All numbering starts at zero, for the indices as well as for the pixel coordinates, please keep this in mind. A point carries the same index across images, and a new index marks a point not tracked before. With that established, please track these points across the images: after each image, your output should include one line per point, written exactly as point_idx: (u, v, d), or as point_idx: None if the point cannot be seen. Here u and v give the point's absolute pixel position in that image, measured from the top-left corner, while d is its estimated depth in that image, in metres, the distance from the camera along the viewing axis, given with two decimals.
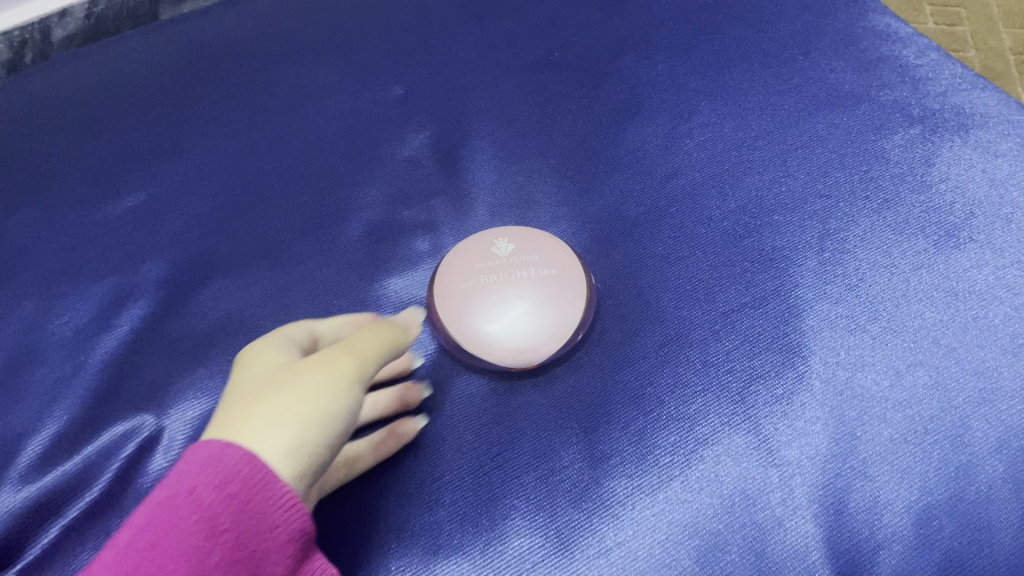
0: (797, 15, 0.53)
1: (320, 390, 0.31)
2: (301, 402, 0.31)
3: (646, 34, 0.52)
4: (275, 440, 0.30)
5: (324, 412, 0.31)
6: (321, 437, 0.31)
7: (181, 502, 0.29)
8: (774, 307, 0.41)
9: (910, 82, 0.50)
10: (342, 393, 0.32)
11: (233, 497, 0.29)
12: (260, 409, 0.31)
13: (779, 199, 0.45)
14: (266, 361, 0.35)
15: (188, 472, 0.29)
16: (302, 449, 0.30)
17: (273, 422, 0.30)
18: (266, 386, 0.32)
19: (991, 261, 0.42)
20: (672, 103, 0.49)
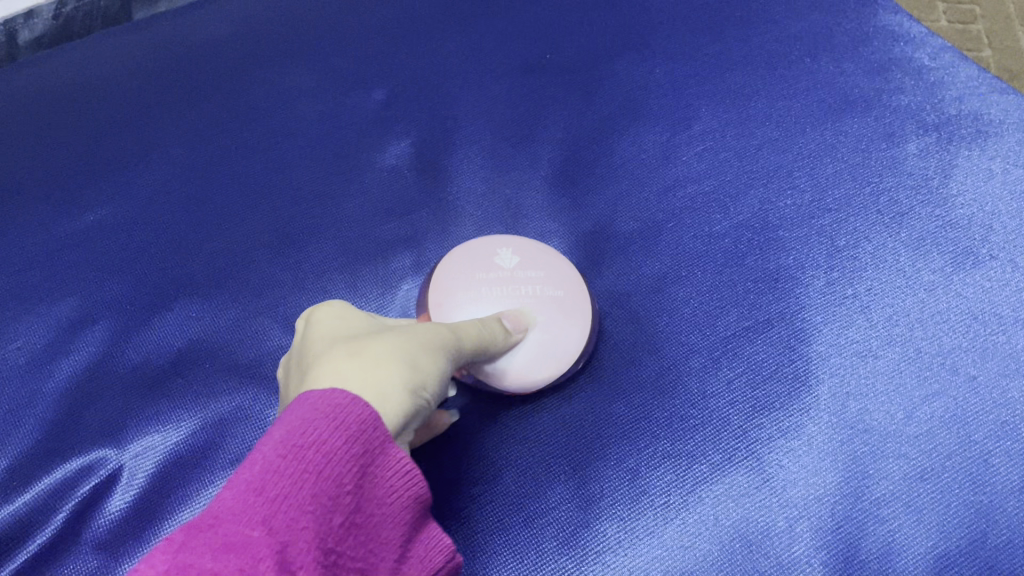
0: (804, 14, 0.50)
1: (420, 346, 0.30)
2: (405, 349, 0.29)
3: (644, 35, 0.49)
4: (388, 381, 0.28)
5: (430, 365, 0.29)
6: (426, 391, 0.29)
7: (310, 454, 0.24)
8: (779, 332, 0.38)
9: (925, 86, 0.47)
10: (441, 354, 0.30)
11: (359, 457, 0.24)
12: (365, 351, 0.29)
13: (784, 214, 0.42)
14: (334, 320, 0.33)
15: (314, 419, 0.24)
16: (413, 394, 0.28)
17: (383, 365, 0.28)
18: (360, 337, 0.30)
19: (1011, 283, 0.39)
20: (671, 109, 0.46)
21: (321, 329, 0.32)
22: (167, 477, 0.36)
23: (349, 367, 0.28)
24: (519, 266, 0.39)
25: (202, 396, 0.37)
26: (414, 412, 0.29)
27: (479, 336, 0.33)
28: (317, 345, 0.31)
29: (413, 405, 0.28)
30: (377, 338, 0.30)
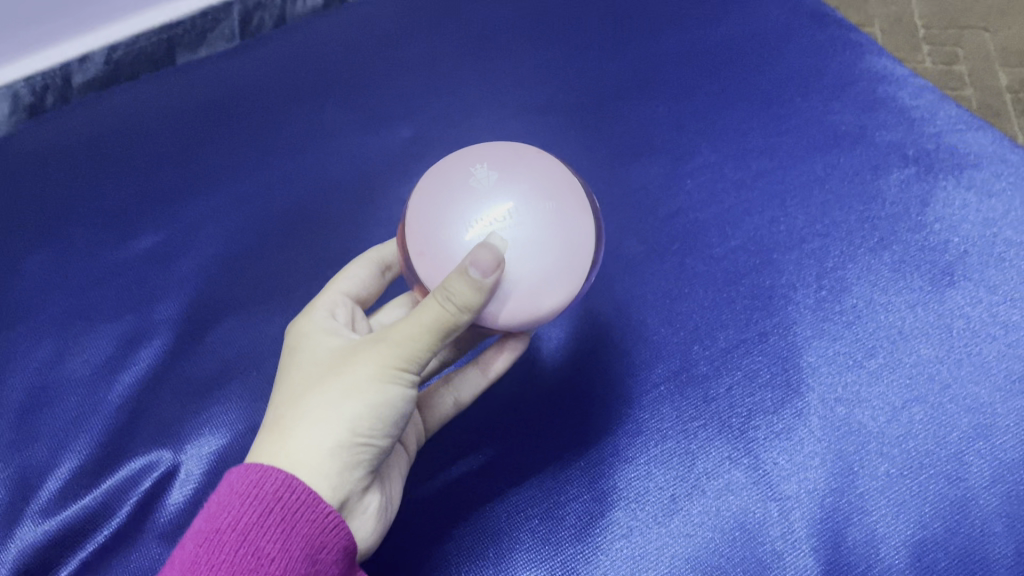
0: (795, 57, 0.54)
1: (338, 402, 0.32)
2: (323, 412, 0.31)
3: (648, 77, 0.53)
4: (304, 452, 0.31)
5: (342, 423, 0.31)
6: (351, 441, 0.32)
7: (227, 538, 0.30)
8: (773, 344, 0.42)
9: (906, 123, 0.51)
10: (364, 395, 0.31)
11: (276, 522, 0.30)
12: (298, 413, 0.32)
13: (778, 238, 0.46)
14: (302, 354, 0.35)
15: (228, 502, 0.30)
16: (335, 456, 0.32)
17: (303, 433, 0.32)
18: (304, 384, 0.33)
19: (986, 299, 0.43)
20: (674, 145, 0.50)
21: (299, 349, 0.36)
22: (219, 474, 0.40)
23: (282, 437, 0.32)
24: (502, 227, 0.33)
25: (249, 403, 0.41)
26: (348, 460, 0.32)
27: (423, 346, 0.31)
28: (288, 378, 0.34)
29: (335, 465, 0.32)
30: (309, 394, 0.32)
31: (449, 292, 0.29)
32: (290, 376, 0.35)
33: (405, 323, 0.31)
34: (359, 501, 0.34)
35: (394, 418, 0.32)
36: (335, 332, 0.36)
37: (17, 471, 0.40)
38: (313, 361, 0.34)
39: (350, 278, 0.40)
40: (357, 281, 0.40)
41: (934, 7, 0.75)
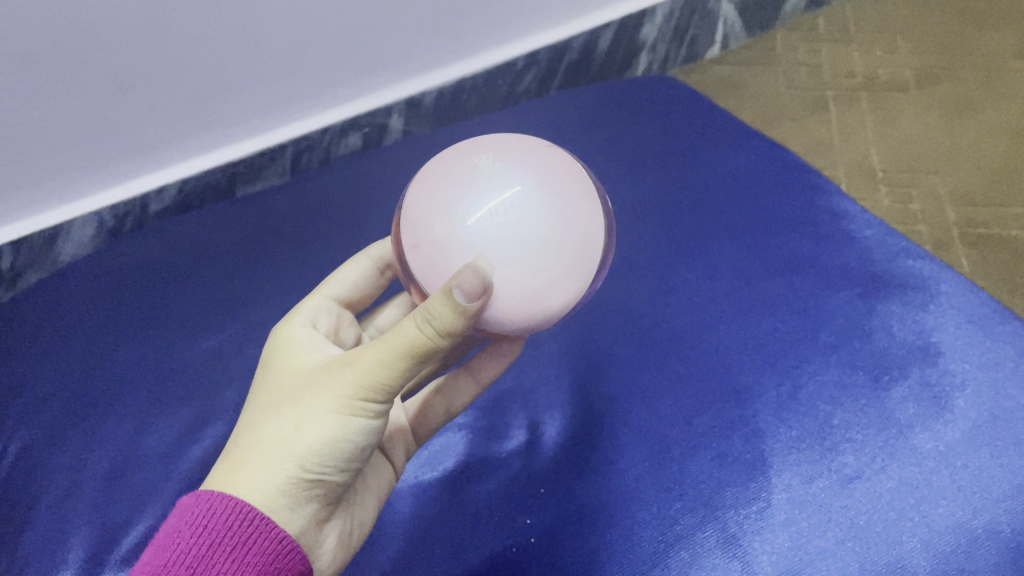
0: (759, 198, 0.65)
1: (290, 437, 0.35)
2: (278, 447, 0.35)
3: (634, 214, 0.64)
4: (260, 486, 0.35)
5: (292, 458, 0.35)
6: (301, 475, 0.35)
7: (176, 567, 0.33)
8: (740, 429, 0.50)
9: (853, 250, 0.61)
10: (316, 429, 0.35)
11: (225, 547, 0.34)
12: (256, 446, 0.36)
13: (745, 342, 0.54)
14: (278, 376, 0.39)
15: (179, 533, 0.34)
16: (285, 490, 0.35)
17: (259, 463, 0.35)
18: (268, 413, 0.37)
19: (918, 394, 0.51)
20: (657, 266, 0.60)
21: (281, 352, 0.41)
22: None
23: (240, 470, 0.36)
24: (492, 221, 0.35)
25: None
26: (299, 493, 0.36)
27: (388, 372, 0.34)
28: (258, 399, 0.39)
29: (285, 498, 0.36)
30: (269, 420, 0.36)
31: (431, 317, 0.32)
32: (263, 393, 0.39)
33: (371, 355, 0.34)
34: (318, 536, 0.39)
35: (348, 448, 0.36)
36: (309, 352, 0.40)
37: (103, 528, 0.47)
38: (281, 386, 0.38)
39: (339, 282, 0.47)
40: (342, 288, 0.47)
41: (892, 157, 0.86)
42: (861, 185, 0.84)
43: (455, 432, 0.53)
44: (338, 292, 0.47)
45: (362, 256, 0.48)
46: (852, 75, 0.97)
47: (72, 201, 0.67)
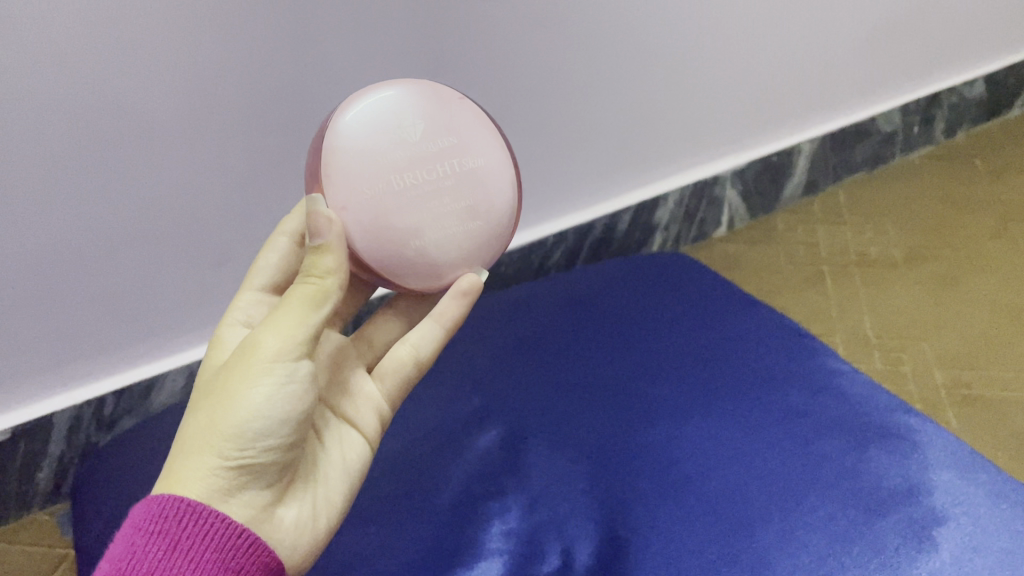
0: (760, 357, 0.75)
1: (213, 427, 0.42)
2: (202, 441, 0.42)
3: (652, 371, 0.74)
4: (193, 480, 0.41)
5: (216, 440, 0.42)
6: (228, 457, 0.42)
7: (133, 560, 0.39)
8: (748, 558, 0.57)
9: (844, 404, 0.69)
10: (231, 411, 0.42)
11: (178, 541, 0.40)
12: (185, 449, 0.42)
13: (751, 482, 0.62)
14: (202, 388, 0.47)
15: (135, 539, 0.40)
16: (214, 479, 0.41)
17: (190, 455, 0.42)
18: (192, 416, 0.44)
19: (906, 528, 0.59)
20: (673, 414, 0.69)
21: (214, 357, 0.52)
22: None
23: (179, 472, 0.42)
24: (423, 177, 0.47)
25: None
26: (233, 478, 0.42)
27: (286, 330, 0.43)
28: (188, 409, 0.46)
29: (217, 483, 0.42)
30: (196, 414, 0.43)
31: (315, 269, 0.44)
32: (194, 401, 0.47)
33: (275, 321, 0.43)
34: (272, 521, 0.44)
35: (272, 425, 0.42)
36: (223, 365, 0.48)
37: None
38: (203, 392, 0.45)
39: (264, 271, 0.57)
40: (265, 275, 0.56)
41: (885, 325, 0.96)
42: (857, 349, 0.94)
43: (494, 557, 0.59)
44: (263, 283, 0.56)
45: (278, 239, 0.56)
46: (845, 252, 1.09)
47: (170, 353, 0.79)
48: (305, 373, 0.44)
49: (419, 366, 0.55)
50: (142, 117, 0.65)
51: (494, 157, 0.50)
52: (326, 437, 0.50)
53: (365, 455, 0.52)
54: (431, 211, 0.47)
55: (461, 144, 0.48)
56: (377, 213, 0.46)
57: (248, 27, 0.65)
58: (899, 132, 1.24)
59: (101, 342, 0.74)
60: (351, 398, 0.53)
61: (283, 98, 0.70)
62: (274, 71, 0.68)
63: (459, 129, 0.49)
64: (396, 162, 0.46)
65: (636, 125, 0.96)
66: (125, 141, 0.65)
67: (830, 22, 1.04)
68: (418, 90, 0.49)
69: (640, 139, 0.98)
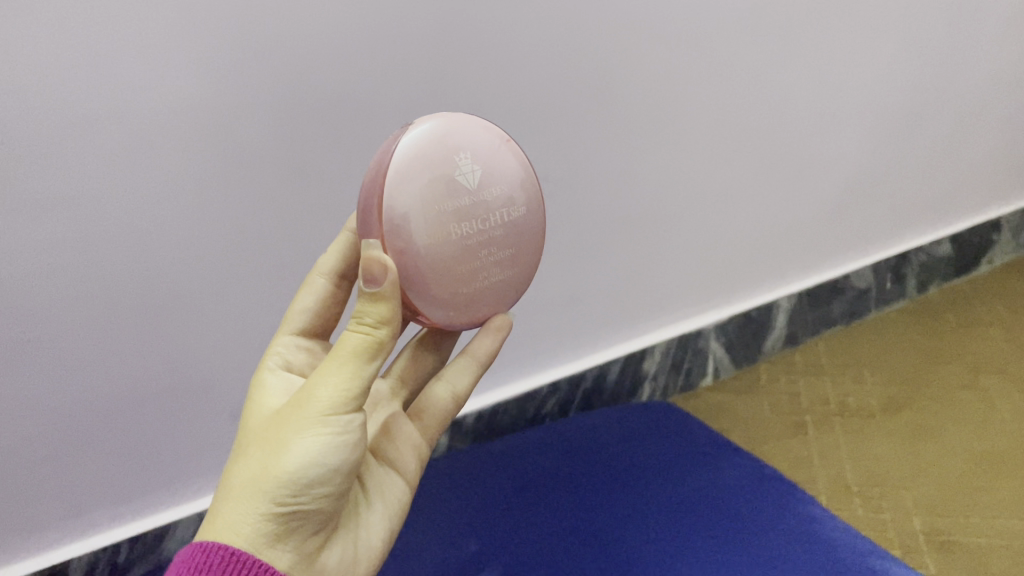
0: (742, 504, 0.79)
1: (262, 476, 0.44)
2: (252, 488, 0.44)
3: (641, 517, 0.78)
4: (241, 528, 0.44)
5: (266, 493, 0.44)
6: (276, 512, 0.44)
7: None
8: None
9: (824, 549, 0.73)
10: (280, 462, 0.44)
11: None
12: (235, 493, 0.45)
13: None
14: (260, 425, 0.49)
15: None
16: (261, 529, 0.44)
17: (241, 506, 0.44)
18: (247, 457, 0.46)
19: None
20: (660, 559, 0.72)
21: (259, 396, 0.55)
22: None
23: (226, 518, 0.44)
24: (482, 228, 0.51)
25: None
26: (280, 527, 0.45)
27: (336, 381, 0.44)
28: (243, 447, 0.48)
29: (264, 532, 0.44)
30: (249, 460, 0.46)
31: (365, 316, 0.44)
32: (247, 436, 0.49)
33: (326, 370, 0.44)
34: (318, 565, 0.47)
35: (320, 474, 0.45)
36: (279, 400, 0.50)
37: None
38: (259, 432, 0.48)
39: (298, 316, 0.61)
40: (302, 318, 0.62)
41: (865, 472, 1.01)
42: (839, 495, 0.98)
43: None
44: (299, 323, 0.61)
45: (315, 278, 0.62)
46: (826, 402, 1.14)
47: (177, 504, 0.83)
48: (356, 420, 0.45)
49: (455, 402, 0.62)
50: (169, 278, 0.72)
51: (511, 184, 0.53)
52: (369, 478, 0.54)
53: (405, 490, 0.56)
54: (445, 227, 0.49)
55: (482, 169, 0.51)
56: (401, 228, 0.49)
57: (268, 199, 0.73)
58: (872, 288, 1.31)
59: (114, 488, 0.78)
60: (391, 438, 0.58)
61: (296, 263, 0.78)
62: (289, 237, 0.76)
63: (480, 154, 0.52)
64: (418, 179, 0.49)
65: (621, 284, 1.03)
66: (148, 304, 0.72)
67: (801, 191, 1.13)
68: (449, 121, 0.52)
69: (625, 295, 1.05)
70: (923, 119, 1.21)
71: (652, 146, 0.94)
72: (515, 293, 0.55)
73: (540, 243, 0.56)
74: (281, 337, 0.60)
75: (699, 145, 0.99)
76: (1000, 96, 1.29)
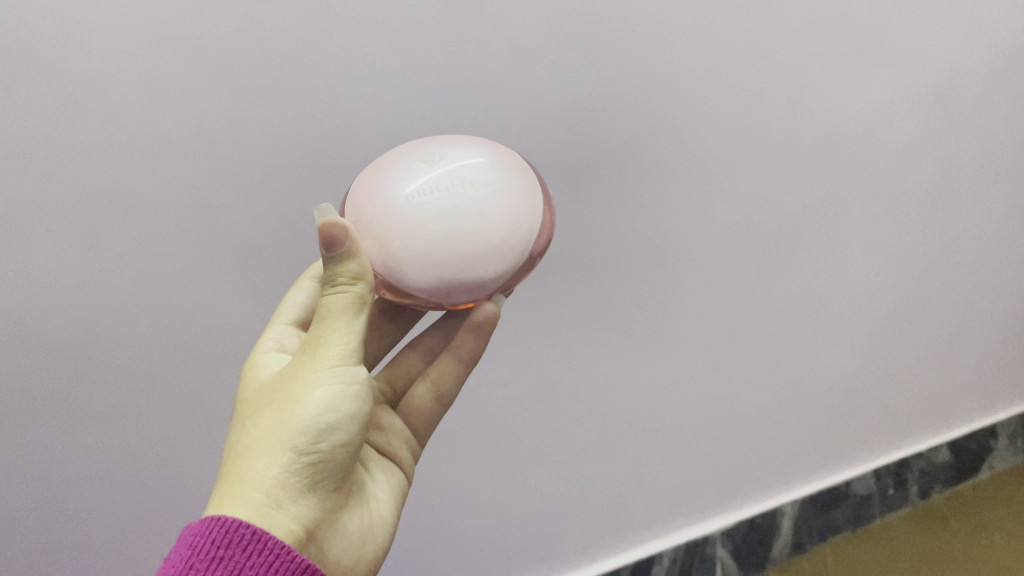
0: None
1: (279, 432, 0.48)
2: (271, 443, 0.48)
3: None
4: (263, 482, 0.47)
5: (283, 445, 0.48)
6: (298, 460, 0.48)
7: (206, 549, 0.45)
8: None
9: None
10: (298, 415, 0.49)
11: (241, 534, 0.45)
12: (249, 454, 0.49)
13: None
14: (251, 393, 0.54)
15: (206, 532, 0.45)
16: (283, 480, 0.48)
17: (256, 463, 0.48)
18: (251, 420, 0.51)
19: None
20: None
21: (256, 372, 0.57)
22: None
23: (247, 475, 0.47)
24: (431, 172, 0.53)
25: None
26: (300, 477, 0.49)
27: (335, 338, 0.50)
28: (240, 416, 0.52)
29: (288, 485, 0.48)
30: (259, 420, 0.50)
31: (347, 270, 0.49)
32: (241, 405, 0.54)
33: (328, 329, 0.50)
34: (322, 518, 0.53)
35: (335, 420, 0.50)
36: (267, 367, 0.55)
37: None
38: (256, 399, 0.52)
39: (292, 306, 0.63)
40: (296, 309, 0.63)
41: None
42: None
43: None
44: (292, 315, 0.63)
45: (305, 280, 0.65)
46: None
47: None
48: (358, 373, 0.51)
49: (441, 400, 0.71)
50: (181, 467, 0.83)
51: (483, 160, 0.55)
52: (371, 463, 0.64)
53: (399, 479, 0.66)
54: (401, 172, 0.54)
55: (453, 150, 0.56)
56: (368, 180, 0.55)
57: None
58: (873, 493, 1.33)
59: None
60: (384, 433, 0.68)
61: None
62: None
63: (465, 145, 0.56)
64: (407, 151, 0.57)
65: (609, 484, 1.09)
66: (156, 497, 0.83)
67: (788, 411, 1.16)
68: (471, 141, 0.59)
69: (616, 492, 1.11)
70: (924, 340, 1.22)
71: (643, 364, 0.99)
72: (426, 240, 0.51)
73: (484, 218, 0.52)
74: (278, 324, 0.62)
75: (690, 364, 1.02)
76: (1012, 316, 1.28)
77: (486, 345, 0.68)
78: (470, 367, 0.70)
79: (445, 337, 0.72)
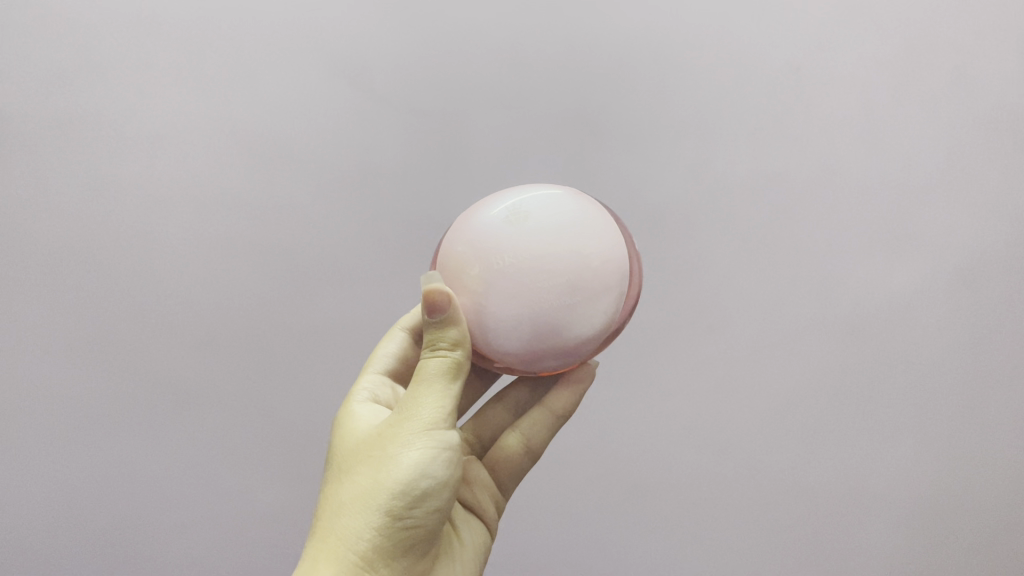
0: None
1: (374, 494, 0.49)
2: (366, 505, 0.50)
3: None
4: (357, 541, 0.49)
5: (377, 507, 0.49)
6: (391, 524, 0.49)
7: None
8: None
9: None
10: (392, 478, 0.49)
11: None
12: (344, 511, 0.50)
13: None
14: (344, 447, 0.55)
15: None
16: (375, 541, 0.49)
17: (349, 524, 0.49)
18: (346, 478, 0.52)
19: None
20: None
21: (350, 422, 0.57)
22: None
23: (341, 532, 0.49)
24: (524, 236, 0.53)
25: None
26: (392, 540, 0.49)
27: (430, 404, 0.52)
28: (335, 471, 0.54)
29: (379, 547, 0.49)
30: (355, 481, 0.51)
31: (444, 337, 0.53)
32: (336, 459, 0.55)
33: (422, 394, 0.52)
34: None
35: (430, 485, 0.50)
36: (362, 423, 0.57)
37: None
38: (351, 455, 0.53)
39: (382, 356, 0.66)
40: (386, 360, 0.66)
41: None
42: None
43: None
44: (382, 364, 0.65)
45: (396, 331, 0.69)
46: None
47: None
48: (451, 439, 0.52)
49: (531, 453, 0.69)
50: None
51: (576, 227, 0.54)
52: (459, 522, 0.62)
53: (483, 536, 0.64)
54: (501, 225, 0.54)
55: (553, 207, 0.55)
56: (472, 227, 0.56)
57: None
58: None
59: None
60: (470, 485, 0.66)
61: None
62: None
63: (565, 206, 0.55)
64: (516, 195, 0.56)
65: None
66: None
67: None
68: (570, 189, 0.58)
69: None
70: None
71: None
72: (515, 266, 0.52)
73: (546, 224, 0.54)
74: (370, 372, 0.64)
75: None
76: None
77: (582, 395, 0.70)
78: (562, 419, 0.69)
79: (534, 392, 0.71)
